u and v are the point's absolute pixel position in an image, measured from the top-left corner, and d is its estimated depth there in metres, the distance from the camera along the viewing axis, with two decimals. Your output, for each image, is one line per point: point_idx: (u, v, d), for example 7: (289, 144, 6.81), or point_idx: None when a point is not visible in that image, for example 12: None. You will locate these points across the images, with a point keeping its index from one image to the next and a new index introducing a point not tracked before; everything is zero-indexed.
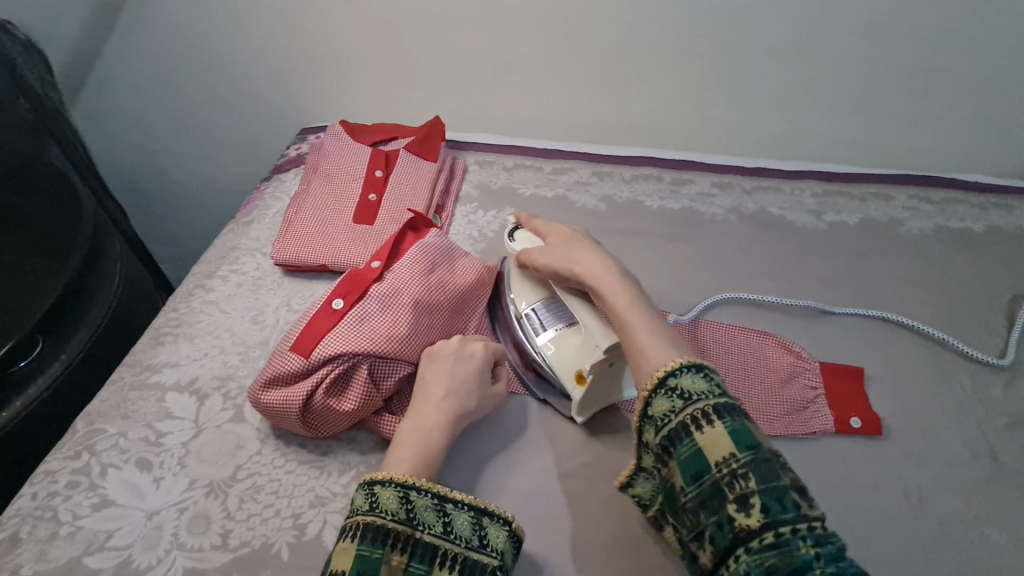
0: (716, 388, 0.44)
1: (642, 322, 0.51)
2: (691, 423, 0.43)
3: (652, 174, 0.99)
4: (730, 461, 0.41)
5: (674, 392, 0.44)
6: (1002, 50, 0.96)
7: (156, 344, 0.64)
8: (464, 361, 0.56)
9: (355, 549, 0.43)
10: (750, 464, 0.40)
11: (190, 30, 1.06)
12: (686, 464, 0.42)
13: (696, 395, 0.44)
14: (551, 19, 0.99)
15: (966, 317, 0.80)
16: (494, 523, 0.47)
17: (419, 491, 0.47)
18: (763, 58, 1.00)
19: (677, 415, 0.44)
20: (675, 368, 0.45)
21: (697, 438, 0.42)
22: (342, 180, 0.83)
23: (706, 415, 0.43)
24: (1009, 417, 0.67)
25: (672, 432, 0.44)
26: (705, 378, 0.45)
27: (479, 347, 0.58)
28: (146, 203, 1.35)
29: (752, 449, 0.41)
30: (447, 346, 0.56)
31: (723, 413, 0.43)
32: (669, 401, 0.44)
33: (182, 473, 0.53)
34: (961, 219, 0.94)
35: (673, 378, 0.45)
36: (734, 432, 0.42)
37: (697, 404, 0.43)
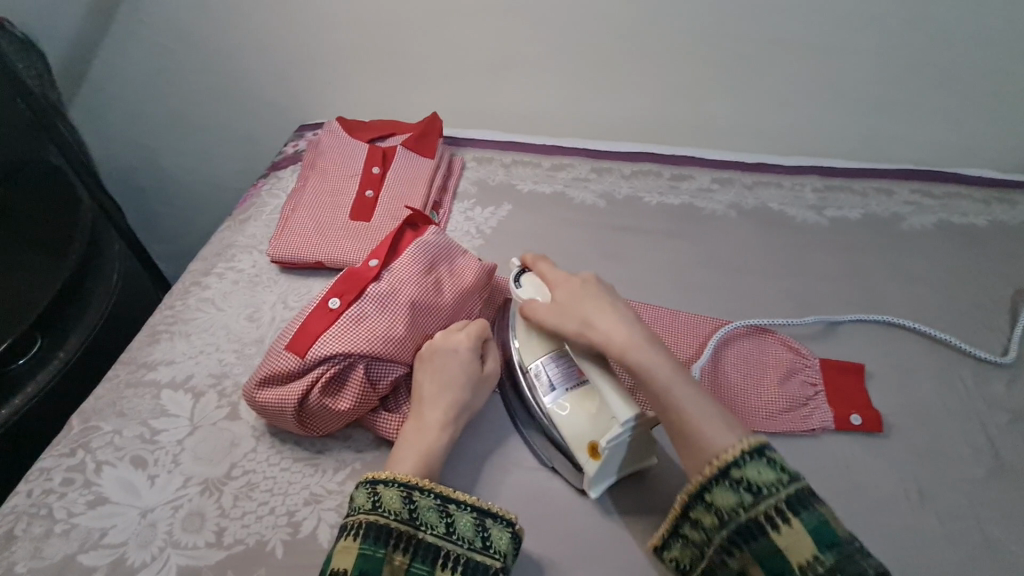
0: (783, 476, 0.44)
1: (688, 395, 0.50)
2: (767, 522, 0.43)
3: (651, 170, 0.99)
4: (815, 563, 0.41)
5: (741, 485, 0.44)
6: (1007, 43, 0.95)
7: (151, 341, 0.64)
8: (449, 357, 0.55)
9: (357, 547, 0.43)
10: (834, 563, 0.40)
11: (187, 27, 1.06)
12: (763, 562, 0.42)
13: (765, 488, 0.44)
14: (549, 14, 0.98)
15: (969, 313, 0.79)
16: (496, 525, 0.46)
17: (422, 491, 0.46)
18: (763, 52, 1.00)
19: (748, 510, 0.43)
20: (740, 457, 0.45)
21: (773, 537, 0.42)
22: (339, 177, 0.82)
23: (782, 512, 0.43)
24: (1013, 414, 0.66)
25: (746, 527, 0.43)
26: (771, 466, 0.45)
27: (461, 339, 0.56)
28: (146, 201, 1.35)
29: (833, 545, 0.41)
30: (431, 345, 0.56)
31: (797, 507, 0.43)
32: (737, 495, 0.44)
33: (177, 471, 0.53)
34: (964, 214, 0.94)
35: (741, 470, 0.45)
36: (813, 528, 0.42)
37: (768, 499, 0.43)
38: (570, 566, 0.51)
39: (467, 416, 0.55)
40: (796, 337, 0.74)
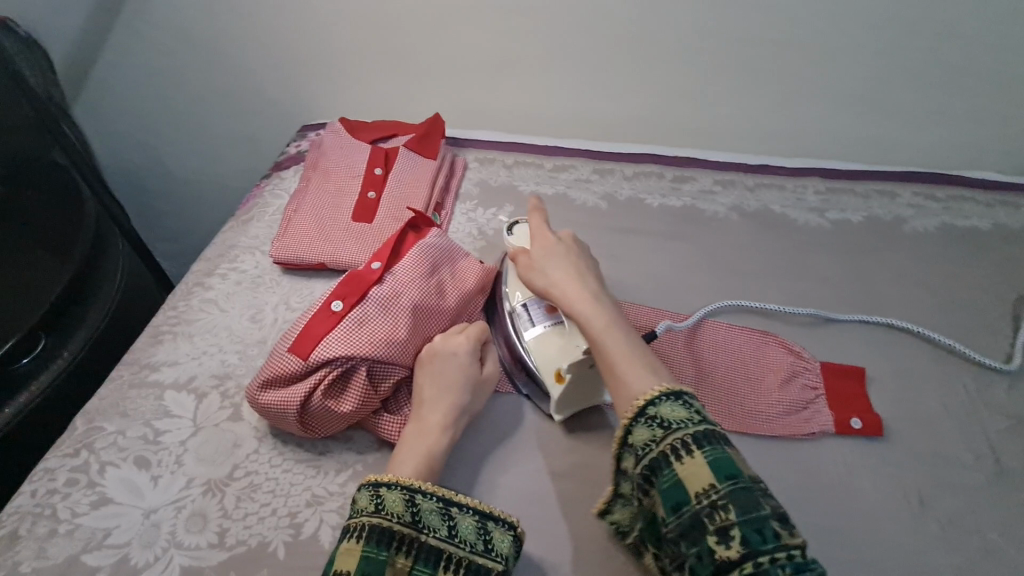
0: (696, 415, 0.43)
1: (619, 342, 0.51)
2: (672, 453, 0.42)
3: (653, 172, 0.99)
4: (710, 493, 0.39)
5: (653, 421, 0.44)
6: (1012, 46, 0.94)
7: (155, 342, 0.65)
8: (450, 361, 0.56)
9: (360, 549, 0.43)
10: (729, 494, 0.39)
11: (191, 27, 1.06)
12: (666, 494, 0.42)
13: (676, 423, 0.43)
14: (552, 15, 0.98)
15: (970, 317, 0.79)
16: (498, 528, 0.47)
17: (425, 494, 0.47)
18: (767, 54, 0.99)
19: (658, 444, 0.43)
20: (655, 396, 0.45)
21: (676, 468, 0.41)
22: (341, 177, 0.83)
23: (687, 444, 0.42)
24: (1014, 419, 0.66)
25: (654, 461, 0.43)
26: (685, 406, 0.44)
27: (460, 342, 0.57)
28: (148, 200, 1.36)
29: (731, 478, 0.40)
30: (431, 348, 0.56)
31: (702, 441, 0.42)
32: (649, 430, 0.44)
33: (179, 472, 0.53)
34: (967, 217, 0.93)
35: (653, 407, 0.44)
36: (714, 461, 0.41)
37: (676, 433, 0.43)
38: (569, 568, 0.51)
39: (468, 418, 0.56)
40: (797, 340, 0.74)
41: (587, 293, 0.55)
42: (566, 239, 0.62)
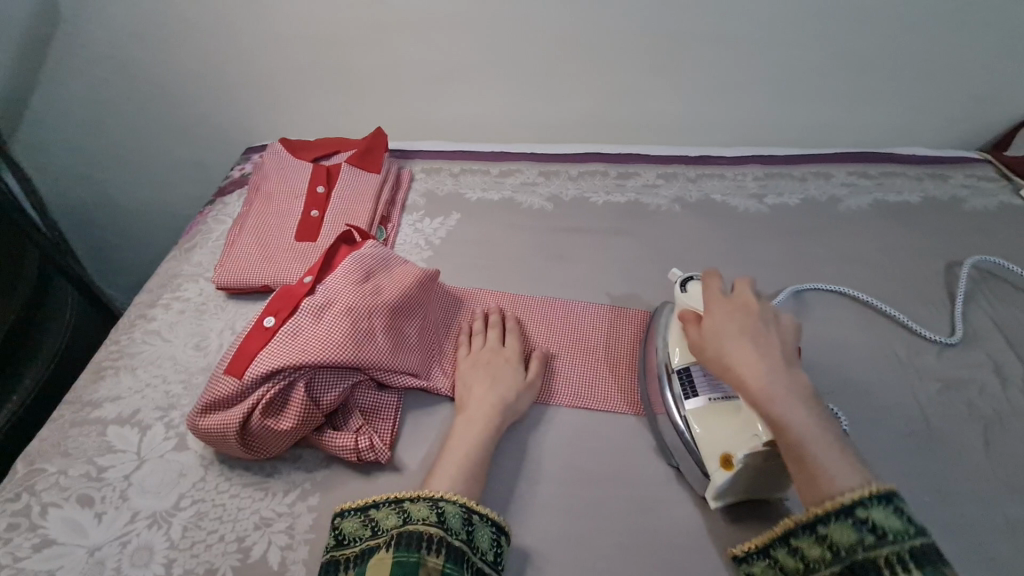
0: (913, 529, 0.42)
1: (828, 455, 0.46)
2: (885, 566, 0.40)
3: (597, 170, 1.01)
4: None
5: (865, 525, 0.42)
6: (927, 23, 0.99)
7: (97, 378, 0.64)
8: (505, 363, 0.63)
9: (392, 556, 0.44)
10: None
11: (126, 56, 1.05)
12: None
13: (892, 534, 0.41)
14: (487, 24, 0.99)
15: (903, 287, 0.82)
16: (481, 521, 0.49)
17: (447, 500, 0.49)
18: (698, 49, 1.02)
19: (867, 551, 0.41)
20: (865, 497, 0.43)
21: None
22: (284, 199, 0.83)
23: (903, 561, 0.40)
24: (943, 382, 0.69)
25: (858, 566, 0.41)
26: (898, 514, 0.42)
27: (512, 349, 0.65)
28: (98, 233, 1.33)
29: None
30: (489, 354, 0.64)
31: (923, 561, 0.40)
32: (858, 533, 0.42)
33: (124, 507, 0.53)
34: (898, 192, 0.97)
35: (864, 509, 0.43)
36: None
37: (891, 546, 0.41)
38: (520, 565, 0.52)
39: (465, 425, 0.57)
40: None
41: (783, 386, 0.49)
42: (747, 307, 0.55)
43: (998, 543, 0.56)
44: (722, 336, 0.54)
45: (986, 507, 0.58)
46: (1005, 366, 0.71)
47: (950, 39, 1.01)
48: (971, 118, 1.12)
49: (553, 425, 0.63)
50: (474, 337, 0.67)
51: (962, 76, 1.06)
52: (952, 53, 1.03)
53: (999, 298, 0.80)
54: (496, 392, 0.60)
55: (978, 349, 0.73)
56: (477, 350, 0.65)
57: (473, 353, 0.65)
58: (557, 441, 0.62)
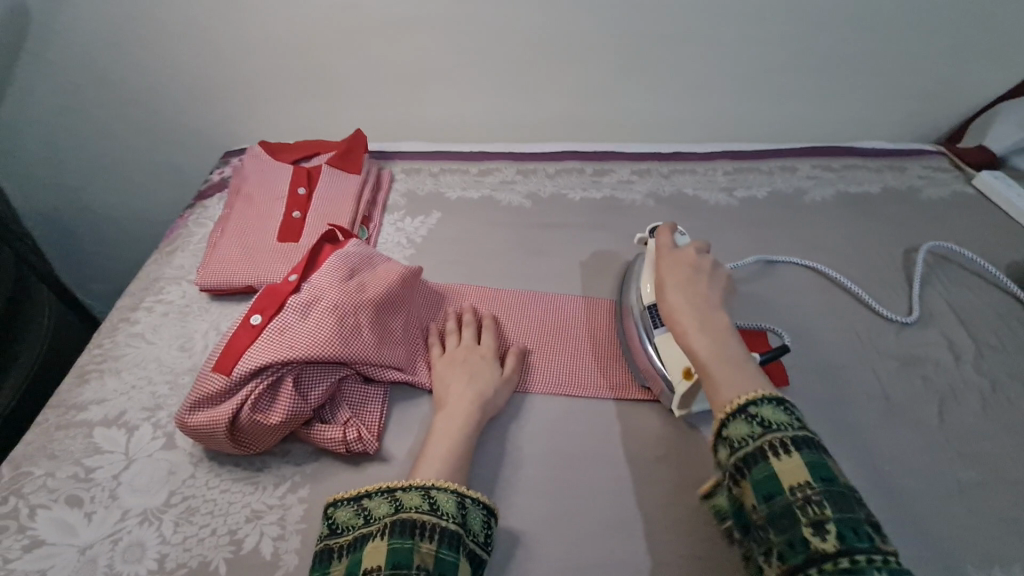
0: (795, 421, 0.47)
1: (731, 372, 0.51)
2: (770, 450, 0.45)
3: (574, 168, 1.03)
4: (805, 488, 0.43)
5: (754, 419, 0.47)
6: (881, 23, 1.04)
7: (81, 382, 0.64)
8: (483, 359, 0.65)
9: (386, 544, 0.46)
10: (825, 494, 0.42)
11: (99, 61, 1.04)
12: (759, 485, 0.44)
13: (776, 425, 0.46)
14: (464, 25, 1.01)
15: (865, 272, 0.87)
16: (472, 506, 0.50)
17: (439, 488, 0.50)
18: (667, 48, 1.06)
19: (756, 440, 0.46)
20: (754, 398, 0.48)
21: (772, 463, 0.44)
22: (265, 201, 0.84)
23: (785, 444, 0.45)
24: (901, 359, 0.73)
25: (750, 454, 0.46)
26: (785, 411, 0.47)
27: (489, 346, 0.67)
28: (71, 241, 1.31)
29: (827, 480, 0.43)
30: (468, 349, 0.66)
31: (801, 445, 0.45)
32: (748, 426, 0.47)
33: (114, 505, 0.54)
34: (859, 184, 1.02)
35: (753, 407, 0.47)
36: (811, 463, 0.44)
37: (776, 433, 0.46)
38: (507, 545, 0.54)
39: (446, 417, 0.59)
40: None
41: (704, 318, 0.55)
42: (689, 257, 0.61)
43: (953, 506, 0.60)
44: (666, 276, 0.60)
45: (943, 473, 0.62)
46: (958, 343, 0.76)
47: (902, 38, 1.06)
48: (925, 112, 1.18)
49: (536, 413, 0.65)
50: (451, 333, 0.68)
51: (915, 72, 1.11)
52: (905, 52, 1.08)
53: (952, 281, 0.85)
54: (475, 386, 0.62)
55: (933, 329, 0.77)
56: (456, 347, 0.67)
57: (452, 349, 0.67)
58: (540, 427, 0.64)
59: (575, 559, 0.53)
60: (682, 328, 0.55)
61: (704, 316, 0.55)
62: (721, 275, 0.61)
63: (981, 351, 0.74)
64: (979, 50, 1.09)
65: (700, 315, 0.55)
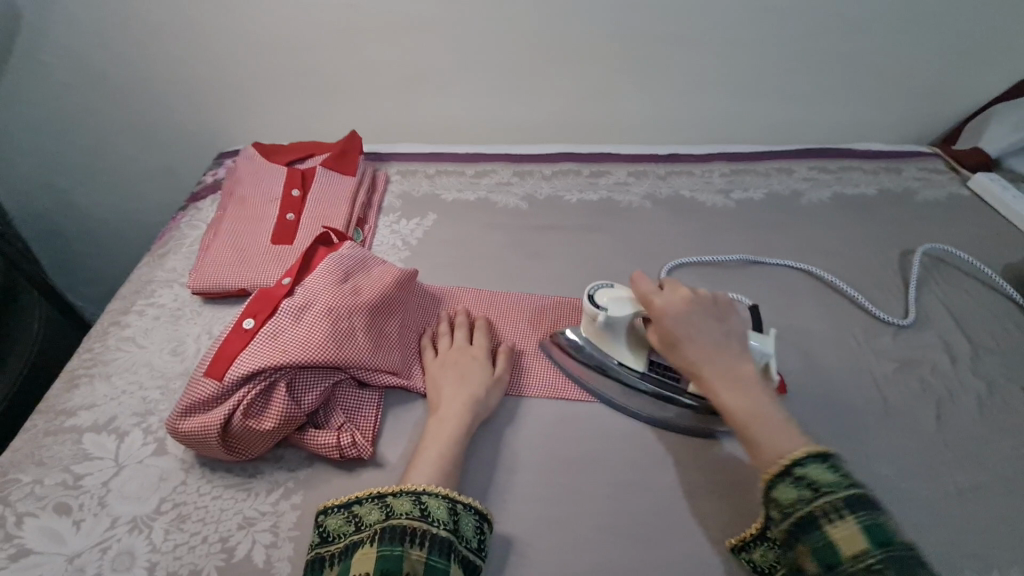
0: (845, 480, 0.44)
1: (770, 426, 0.49)
2: (824, 515, 0.42)
3: (570, 169, 1.03)
4: (867, 556, 0.40)
5: (802, 482, 0.44)
6: (876, 25, 1.04)
7: (70, 387, 0.63)
8: (472, 362, 0.64)
9: (375, 550, 0.45)
10: (889, 561, 0.39)
11: (91, 62, 1.03)
12: (819, 555, 0.41)
13: (825, 486, 0.44)
14: (460, 26, 1.01)
15: (862, 274, 0.86)
16: (464, 511, 0.50)
17: (430, 493, 0.50)
18: (663, 50, 1.06)
19: (807, 504, 0.43)
20: (800, 457, 0.46)
21: (829, 530, 0.42)
22: (258, 202, 0.83)
23: (839, 508, 0.42)
24: (898, 362, 0.73)
25: (802, 521, 0.43)
26: (831, 468, 0.45)
27: (477, 348, 0.66)
28: (63, 244, 1.30)
29: (888, 545, 0.40)
30: (457, 353, 0.65)
31: (855, 506, 0.42)
32: (796, 490, 0.44)
33: (103, 513, 0.53)
34: (855, 185, 1.02)
35: (799, 467, 0.45)
36: (870, 526, 0.41)
37: (827, 494, 0.43)
38: (504, 551, 0.54)
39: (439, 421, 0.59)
40: None
41: (723, 368, 0.54)
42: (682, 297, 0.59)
43: (951, 509, 0.59)
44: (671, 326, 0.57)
45: (940, 476, 0.62)
46: (954, 345, 0.75)
47: (897, 39, 1.07)
48: (920, 114, 1.18)
49: (533, 417, 0.65)
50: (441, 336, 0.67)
51: (910, 74, 1.12)
52: (900, 54, 1.09)
53: (948, 283, 0.85)
54: (466, 389, 0.61)
55: (930, 331, 0.77)
56: (445, 350, 0.66)
57: (441, 353, 0.66)
58: (537, 432, 0.63)
59: (573, 565, 0.53)
60: (709, 385, 0.54)
61: (726, 367, 0.54)
62: (732, 318, 0.58)
63: (978, 353, 0.74)
64: (973, 52, 1.09)
65: (723, 366, 0.54)
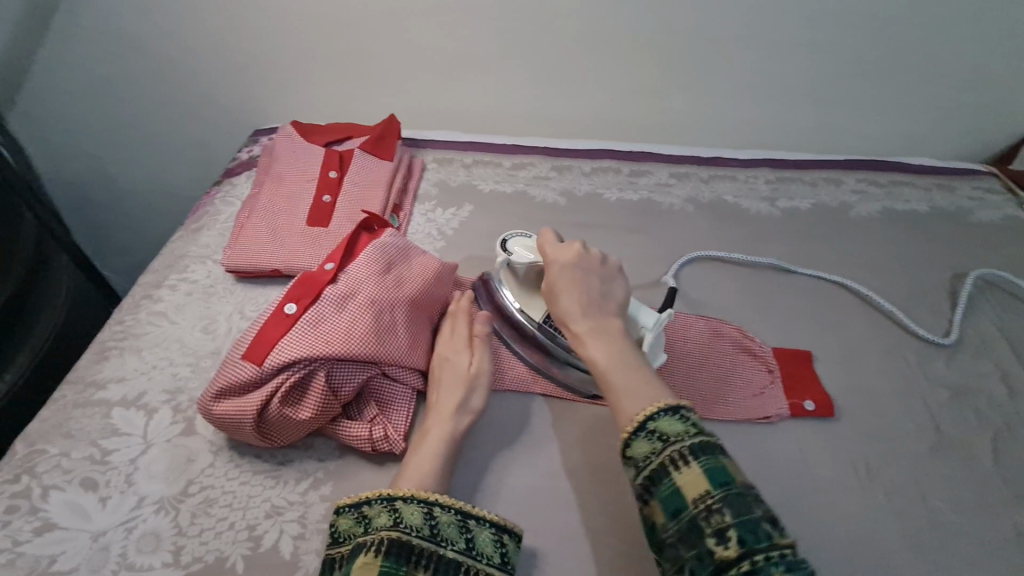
0: (693, 428, 0.45)
1: (632, 381, 0.49)
2: (670, 464, 0.43)
3: (610, 167, 1.00)
4: (706, 497, 0.41)
5: (654, 434, 0.45)
6: (939, 34, 1.00)
7: (100, 359, 0.62)
8: (455, 364, 0.59)
9: (378, 565, 0.43)
10: (724, 499, 0.40)
11: (132, 29, 1.02)
12: (665, 503, 0.43)
13: (674, 437, 0.44)
14: (507, 14, 0.98)
15: (912, 294, 0.83)
16: (480, 526, 0.48)
17: (442, 507, 0.47)
18: (714, 50, 1.02)
19: (658, 456, 0.44)
20: (653, 411, 0.46)
21: (675, 477, 0.43)
22: (295, 182, 0.81)
23: (683, 456, 0.43)
24: (952, 389, 0.70)
25: (653, 473, 0.44)
26: (682, 419, 0.45)
27: (460, 346, 0.61)
28: (92, 212, 1.30)
29: (725, 484, 0.41)
30: (446, 351, 0.61)
31: (699, 453, 0.43)
32: (649, 443, 0.45)
33: (130, 491, 0.51)
34: (906, 201, 0.98)
35: (652, 421, 0.45)
36: (709, 470, 0.42)
37: (674, 445, 0.44)
38: (538, 560, 0.52)
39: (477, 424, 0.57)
40: (752, 326, 0.76)
41: (594, 327, 0.54)
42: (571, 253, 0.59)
43: (1007, 549, 0.56)
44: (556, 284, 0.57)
45: (996, 513, 0.59)
46: (1012, 376, 0.72)
47: (960, 51, 1.02)
48: (977, 130, 1.13)
49: (574, 422, 0.62)
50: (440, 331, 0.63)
51: (969, 89, 1.07)
52: (961, 66, 1.04)
53: (1005, 309, 0.81)
54: (456, 392, 0.57)
55: (985, 358, 0.74)
56: (438, 347, 0.62)
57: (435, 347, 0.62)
58: (571, 436, 0.61)
59: None
60: (580, 341, 0.54)
61: (600, 324, 0.54)
62: (613, 283, 0.59)
63: None
64: None
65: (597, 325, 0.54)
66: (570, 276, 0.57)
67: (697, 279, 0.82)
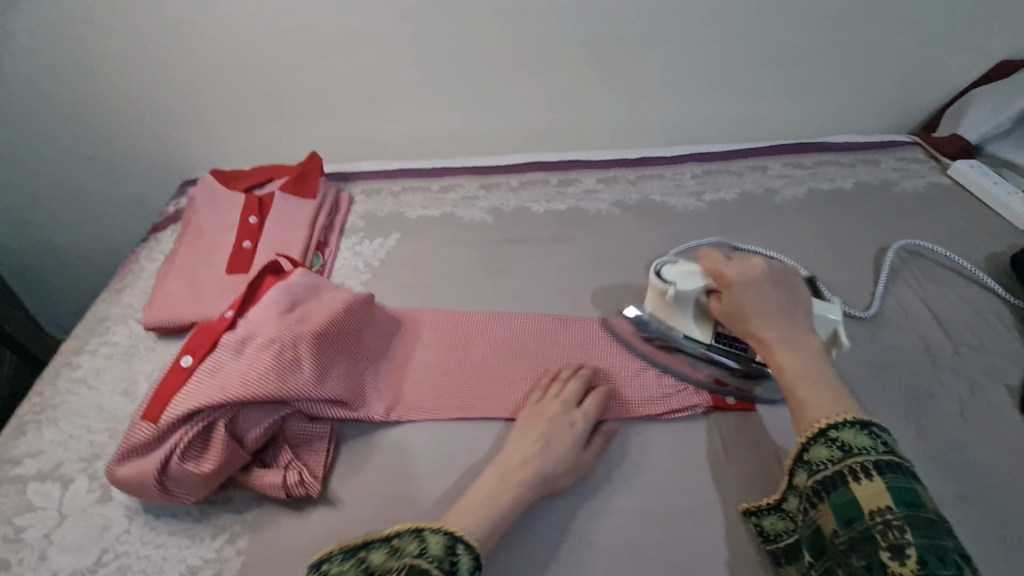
0: (881, 444, 0.46)
1: (818, 392, 0.51)
2: (850, 474, 0.45)
3: (538, 179, 1.01)
4: (885, 513, 0.42)
5: (835, 442, 0.47)
6: (843, 14, 1.02)
7: (17, 434, 0.62)
8: (566, 431, 0.58)
9: None
10: (907, 518, 0.42)
11: (51, 96, 1.03)
12: (838, 510, 0.45)
13: (859, 449, 0.46)
14: (418, 40, 1.00)
15: (838, 272, 0.83)
16: None
17: (466, 545, 0.47)
18: (627, 53, 1.04)
19: (836, 464, 0.46)
20: (836, 421, 0.48)
21: (852, 487, 0.44)
22: (215, 232, 0.82)
23: (866, 469, 0.45)
24: (875, 364, 0.70)
25: (829, 479, 0.46)
26: (869, 434, 0.46)
27: (578, 416, 0.60)
28: (38, 278, 1.29)
29: (912, 505, 0.42)
30: (561, 416, 0.60)
31: (884, 469, 0.44)
32: (829, 450, 0.47)
33: (42, 567, 0.51)
34: (831, 180, 1.00)
35: (835, 430, 0.47)
36: (895, 488, 0.43)
37: (857, 456, 0.45)
38: None
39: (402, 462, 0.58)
40: None
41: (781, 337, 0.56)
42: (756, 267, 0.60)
43: None
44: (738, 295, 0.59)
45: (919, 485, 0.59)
46: (934, 344, 0.73)
47: (866, 27, 1.04)
48: (898, 101, 1.15)
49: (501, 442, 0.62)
50: (551, 386, 0.63)
51: (883, 63, 1.09)
52: (870, 42, 1.06)
53: (927, 277, 0.82)
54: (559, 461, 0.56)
55: (908, 329, 0.75)
56: (549, 407, 0.61)
57: (539, 402, 0.62)
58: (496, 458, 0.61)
59: None
60: (769, 347, 0.56)
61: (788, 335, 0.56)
62: (799, 296, 0.60)
63: (959, 352, 0.72)
64: (946, 37, 1.07)
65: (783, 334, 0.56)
66: (756, 288, 0.59)
67: (623, 281, 0.82)
